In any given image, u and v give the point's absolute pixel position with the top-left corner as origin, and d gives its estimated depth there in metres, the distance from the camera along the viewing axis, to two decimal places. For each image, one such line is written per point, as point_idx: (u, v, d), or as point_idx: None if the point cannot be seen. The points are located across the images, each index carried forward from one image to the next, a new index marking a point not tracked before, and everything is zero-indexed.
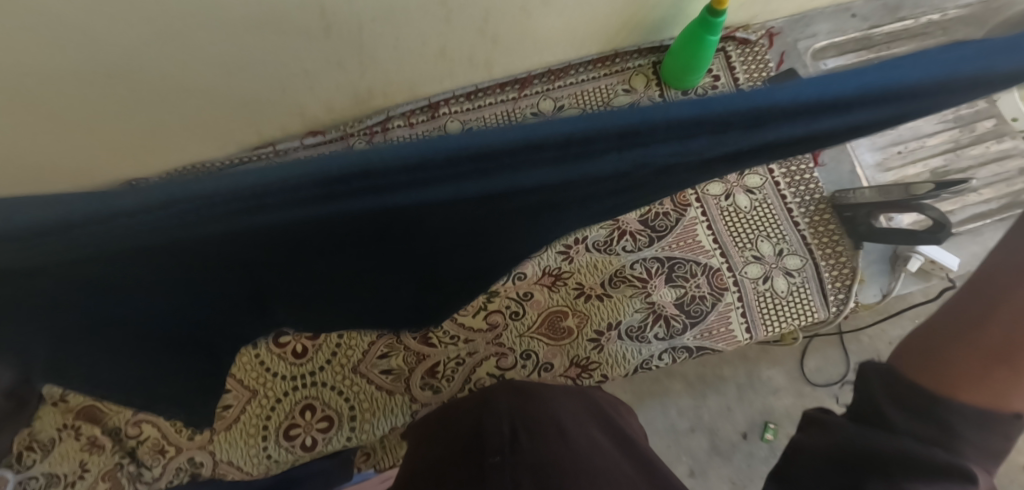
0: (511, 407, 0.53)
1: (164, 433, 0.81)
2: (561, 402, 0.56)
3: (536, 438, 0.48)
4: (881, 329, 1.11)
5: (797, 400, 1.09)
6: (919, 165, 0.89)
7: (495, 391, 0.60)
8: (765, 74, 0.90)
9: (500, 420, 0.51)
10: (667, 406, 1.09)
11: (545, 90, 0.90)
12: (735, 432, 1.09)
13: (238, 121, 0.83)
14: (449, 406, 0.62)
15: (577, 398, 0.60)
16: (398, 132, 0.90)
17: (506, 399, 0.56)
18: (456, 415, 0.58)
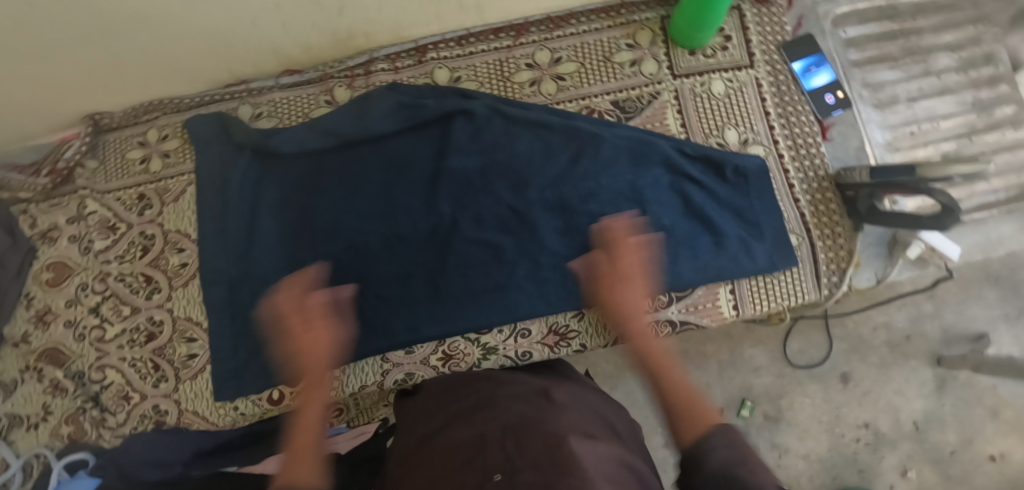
0: (512, 415, 0.50)
1: (127, 380, 0.79)
2: (563, 409, 0.54)
3: (540, 449, 0.43)
4: (867, 315, 1.10)
5: (778, 380, 1.08)
6: (930, 147, 0.84)
7: (489, 400, 0.56)
8: (779, 38, 0.83)
9: (499, 432, 0.47)
10: (648, 378, 1.09)
11: (542, 40, 0.83)
12: (714, 407, 1.08)
13: (208, 55, 0.77)
14: (442, 416, 0.58)
15: (572, 402, 0.57)
16: (382, 76, 0.82)
17: (506, 406, 0.53)
18: (452, 425, 0.53)
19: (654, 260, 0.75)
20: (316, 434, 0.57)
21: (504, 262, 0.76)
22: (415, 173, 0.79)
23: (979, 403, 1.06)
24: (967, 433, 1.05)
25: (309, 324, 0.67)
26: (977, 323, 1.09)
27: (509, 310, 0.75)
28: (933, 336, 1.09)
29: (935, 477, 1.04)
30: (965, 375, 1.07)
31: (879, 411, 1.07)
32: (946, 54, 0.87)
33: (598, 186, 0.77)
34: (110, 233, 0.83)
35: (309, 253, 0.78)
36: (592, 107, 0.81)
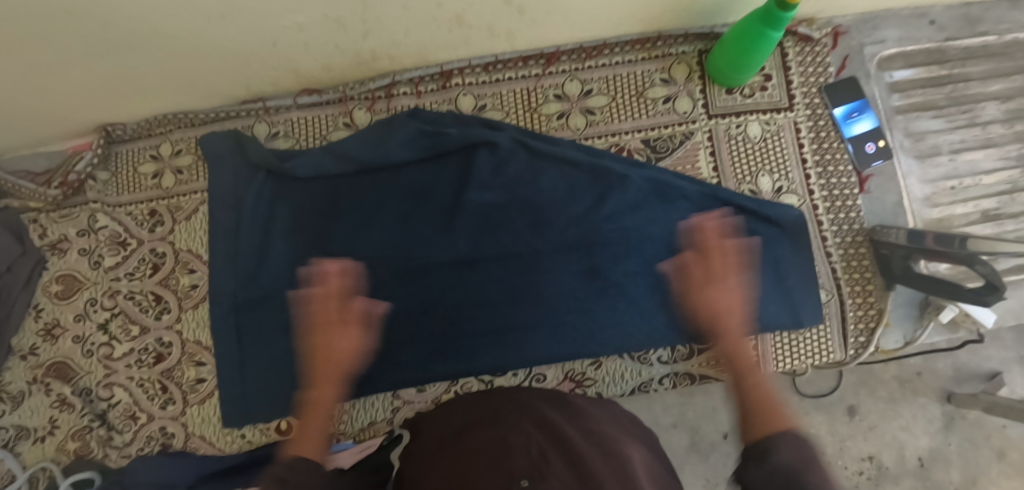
0: (537, 420, 0.47)
1: (135, 400, 0.79)
2: (588, 422, 0.51)
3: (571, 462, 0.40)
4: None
5: None
6: (969, 204, 0.81)
7: (510, 403, 0.53)
8: (821, 80, 0.79)
9: (526, 435, 0.44)
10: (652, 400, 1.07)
11: (573, 70, 0.79)
12: None
13: (226, 71, 0.74)
14: (458, 415, 0.55)
15: (596, 415, 0.54)
16: (404, 100, 0.80)
17: (532, 413, 0.50)
18: (471, 424, 0.50)
19: (674, 308, 0.73)
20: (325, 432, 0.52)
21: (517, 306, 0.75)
22: (434, 203, 0.77)
23: (986, 444, 1.05)
24: (970, 472, 1.04)
25: (341, 308, 0.62)
26: (989, 362, 1.07)
27: (518, 356, 0.74)
28: (945, 373, 1.07)
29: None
30: (974, 414, 1.05)
31: (883, 445, 1.05)
32: (994, 105, 0.83)
33: (620, 230, 0.74)
34: (120, 249, 0.81)
35: (321, 282, 0.76)
36: (621, 145, 0.78)
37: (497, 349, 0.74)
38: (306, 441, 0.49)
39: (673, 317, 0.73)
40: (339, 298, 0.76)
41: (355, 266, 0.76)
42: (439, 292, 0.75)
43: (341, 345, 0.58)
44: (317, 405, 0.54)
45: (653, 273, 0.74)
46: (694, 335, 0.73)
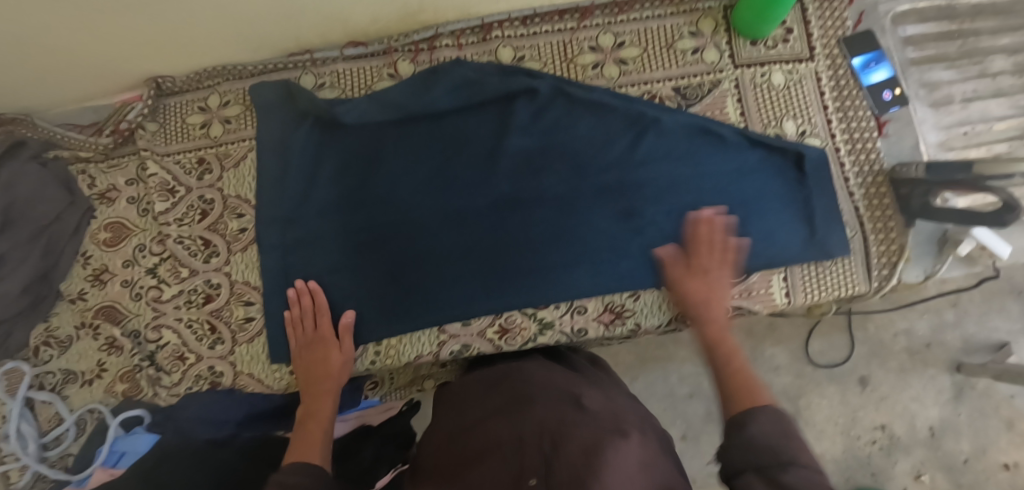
0: (550, 412, 0.51)
1: (183, 341, 0.81)
2: (595, 407, 0.55)
3: (576, 446, 0.44)
4: (890, 320, 1.14)
5: (796, 380, 1.13)
6: (982, 147, 0.85)
7: (523, 394, 0.58)
8: (840, 32, 0.84)
9: (535, 429, 0.48)
10: (670, 370, 1.12)
11: (606, 23, 0.83)
12: None
13: (279, 22, 0.77)
14: (482, 407, 0.60)
15: (608, 402, 0.59)
16: (446, 52, 0.83)
17: (545, 405, 0.54)
18: (489, 419, 0.55)
19: (708, 243, 0.77)
20: (326, 427, 0.62)
21: (557, 242, 0.78)
22: (474, 151, 0.81)
23: (995, 414, 1.09)
24: (980, 443, 1.08)
25: (315, 322, 0.76)
26: (995, 333, 1.11)
27: (561, 291, 0.77)
28: (953, 345, 1.12)
29: (948, 485, 1.08)
30: (983, 385, 1.10)
31: (896, 415, 1.11)
32: (1003, 57, 0.88)
33: (654, 171, 0.79)
34: (169, 196, 0.83)
35: (368, 224, 0.80)
36: (653, 93, 0.81)
37: (540, 284, 0.77)
38: (306, 450, 0.56)
39: (709, 249, 0.77)
40: (384, 239, 0.79)
41: (402, 208, 0.80)
42: (484, 231, 0.79)
43: (336, 361, 0.72)
44: (310, 441, 0.58)
45: (686, 212, 0.78)
46: (729, 266, 0.77)
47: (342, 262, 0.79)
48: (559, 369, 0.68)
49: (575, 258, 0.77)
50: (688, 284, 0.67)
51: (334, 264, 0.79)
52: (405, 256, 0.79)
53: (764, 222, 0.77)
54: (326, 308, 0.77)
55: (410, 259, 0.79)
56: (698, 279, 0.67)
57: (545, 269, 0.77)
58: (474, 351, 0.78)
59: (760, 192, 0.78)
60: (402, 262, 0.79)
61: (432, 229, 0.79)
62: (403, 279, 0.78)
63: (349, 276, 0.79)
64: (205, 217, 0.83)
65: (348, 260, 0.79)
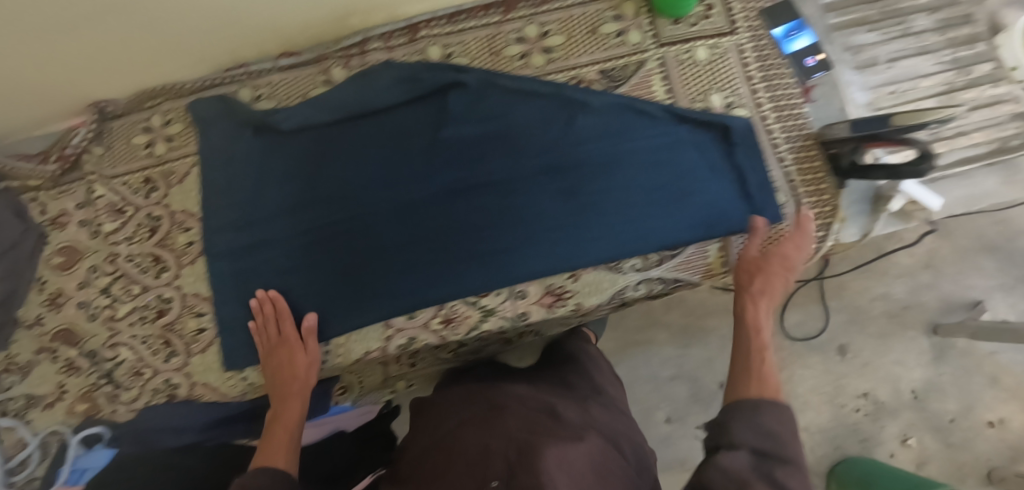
0: (522, 429, 0.53)
1: (139, 357, 0.82)
2: (568, 422, 0.57)
3: (540, 460, 0.46)
4: (866, 287, 1.27)
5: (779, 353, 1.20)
6: (910, 104, 0.86)
7: (501, 410, 0.59)
8: (760, 4, 0.86)
9: (504, 444, 0.50)
10: (650, 355, 1.17)
11: (531, 14, 0.85)
12: (716, 382, 1.16)
13: (210, 37, 0.79)
14: (460, 419, 0.61)
15: (581, 416, 0.60)
16: (377, 55, 0.85)
17: (512, 414, 0.57)
18: (466, 431, 0.56)
19: (647, 217, 0.78)
20: (293, 431, 0.63)
21: (499, 227, 0.78)
22: (418, 144, 0.80)
23: (978, 371, 1.22)
24: (968, 402, 1.20)
25: (281, 327, 0.76)
26: (975, 291, 1.27)
27: (505, 276, 0.77)
28: (931, 305, 1.26)
29: (936, 444, 1.19)
30: (962, 344, 1.23)
31: (880, 380, 1.23)
32: (925, 16, 0.89)
33: (589, 151, 0.79)
34: (118, 216, 0.85)
35: (311, 225, 0.80)
36: (580, 78, 0.83)
37: (484, 270, 0.77)
38: (273, 457, 0.57)
39: (647, 223, 0.78)
40: (328, 238, 0.79)
41: (343, 206, 0.80)
42: (427, 222, 0.79)
43: (299, 363, 0.73)
44: (276, 448, 0.58)
45: (625, 189, 0.79)
46: (670, 238, 0.78)
47: (288, 265, 0.79)
48: (536, 383, 0.71)
49: (517, 242, 0.78)
50: (782, 259, 0.70)
51: (279, 268, 0.79)
52: (349, 254, 0.79)
53: (699, 193, 0.79)
54: (290, 316, 0.76)
55: (354, 256, 0.79)
56: (776, 266, 0.69)
57: (488, 255, 0.77)
58: (421, 343, 0.79)
59: (693, 164, 0.79)
60: (347, 259, 0.79)
61: (374, 225, 0.79)
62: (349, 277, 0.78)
63: (295, 278, 0.79)
64: (153, 234, 0.84)
65: (293, 262, 0.79)
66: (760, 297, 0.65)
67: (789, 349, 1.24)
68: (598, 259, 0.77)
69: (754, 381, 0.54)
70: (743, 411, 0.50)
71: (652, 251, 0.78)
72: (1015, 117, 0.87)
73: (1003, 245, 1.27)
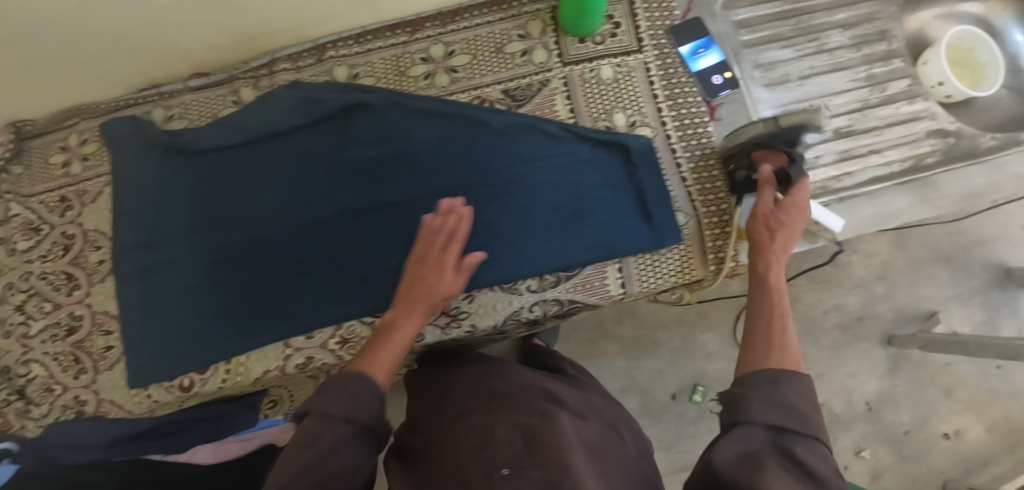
0: (525, 414, 0.59)
1: (50, 373, 0.83)
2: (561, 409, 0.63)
3: (545, 448, 0.52)
4: (819, 298, 1.25)
5: (729, 365, 1.22)
6: (822, 123, 0.85)
7: (505, 395, 0.65)
8: (667, 22, 0.86)
9: (510, 427, 0.56)
10: (601, 367, 1.22)
11: (436, 34, 0.86)
12: (667, 394, 1.21)
13: (116, 61, 0.80)
14: (464, 400, 0.67)
15: (571, 403, 0.66)
16: (285, 75, 0.86)
17: (519, 401, 0.63)
18: (475, 412, 0.62)
19: (542, 239, 0.78)
20: (399, 354, 0.65)
21: (398, 248, 0.79)
22: (319, 164, 0.81)
23: (933, 382, 1.21)
24: (921, 413, 1.20)
25: (446, 243, 0.72)
26: (929, 303, 1.25)
27: (400, 297, 0.78)
28: (885, 317, 1.24)
29: (890, 456, 1.18)
30: (917, 356, 1.22)
31: (832, 393, 1.21)
32: (840, 32, 0.89)
33: (488, 171, 0.79)
34: (33, 234, 0.86)
35: (215, 245, 0.81)
36: (483, 97, 0.83)
37: (381, 290, 0.78)
38: (373, 365, 0.61)
39: (542, 245, 0.78)
40: (232, 258, 0.80)
41: (245, 228, 0.81)
42: (327, 242, 0.80)
43: (446, 289, 0.70)
44: (379, 365, 0.62)
45: (522, 208, 0.79)
46: (565, 259, 0.77)
47: (191, 285, 0.80)
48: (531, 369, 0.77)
49: (415, 263, 0.79)
50: (782, 231, 0.66)
51: (183, 288, 0.81)
52: (251, 274, 0.80)
53: (596, 213, 0.79)
54: (466, 236, 0.72)
55: (256, 276, 0.80)
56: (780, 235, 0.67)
57: (386, 275, 0.79)
58: (319, 363, 0.80)
59: (591, 184, 0.79)
60: (249, 279, 0.80)
61: (276, 245, 0.80)
62: (250, 297, 0.80)
63: (199, 298, 0.80)
64: (67, 252, 0.86)
65: (196, 282, 0.81)
66: (767, 279, 0.63)
67: (736, 362, 1.22)
68: (491, 281, 0.77)
69: (772, 353, 0.55)
70: (762, 389, 0.50)
71: (547, 273, 0.78)
72: (930, 134, 0.85)
73: (957, 255, 1.26)
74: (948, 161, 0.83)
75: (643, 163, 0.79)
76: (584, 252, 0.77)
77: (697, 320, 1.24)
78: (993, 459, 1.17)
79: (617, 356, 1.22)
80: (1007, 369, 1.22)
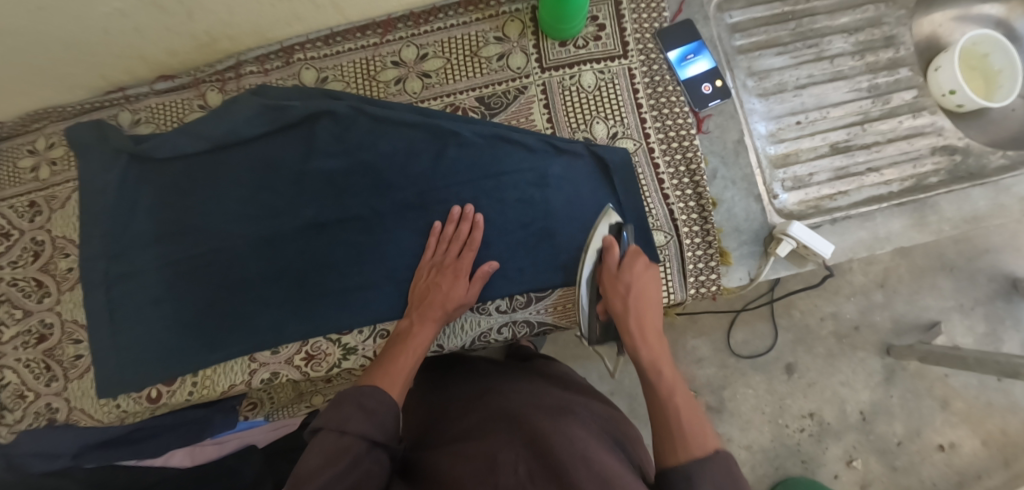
0: (527, 430, 0.50)
1: (22, 380, 0.83)
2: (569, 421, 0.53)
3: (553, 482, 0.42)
4: (816, 306, 1.20)
5: (719, 371, 1.19)
6: (817, 136, 0.83)
7: (505, 410, 0.56)
8: (655, 25, 0.80)
9: (512, 451, 0.47)
10: (588, 371, 1.19)
11: (409, 36, 0.82)
12: None
13: (75, 64, 0.77)
14: (462, 419, 0.59)
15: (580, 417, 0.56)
16: (252, 79, 0.84)
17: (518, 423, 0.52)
18: (473, 433, 0.54)
19: (511, 258, 0.75)
20: (417, 360, 0.65)
21: (363, 263, 0.77)
22: (285, 173, 0.78)
23: (928, 394, 1.17)
24: (915, 425, 1.16)
25: (460, 251, 0.74)
26: (930, 312, 1.19)
27: (366, 315, 0.76)
28: (883, 326, 1.19)
29: (880, 467, 1.15)
30: (914, 366, 1.17)
31: (825, 402, 1.17)
32: (842, 38, 0.85)
33: (458, 185, 0.76)
34: (3, 240, 0.85)
35: (179, 255, 0.79)
36: (457, 105, 0.80)
37: (345, 307, 0.76)
38: (379, 376, 0.59)
39: (510, 265, 0.75)
40: (196, 269, 0.79)
41: (209, 238, 0.79)
42: (291, 256, 0.78)
43: (460, 299, 0.71)
44: (394, 375, 0.60)
45: (492, 225, 0.76)
46: (535, 279, 0.75)
47: (156, 295, 0.79)
48: (534, 380, 0.67)
49: (382, 279, 0.76)
50: (634, 298, 0.66)
51: (147, 298, 0.79)
52: (215, 286, 0.78)
53: (571, 231, 0.75)
54: (478, 244, 0.74)
55: (221, 288, 0.78)
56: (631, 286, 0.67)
57: (351, 292, 0.76)
58: (285, 378, 0.79)
59: (565, 200, 0.75)
60: (214, 292, 0.79)
61: (240, 258, 0.78)
62: (215, 309, 0.78)
63: (164, 309, 0.79)
64: (36, 259, 0.84)
65: (161, 293, 0.79)
66: (640, 332, 0.64)
67: (726, 368, 1.19)
68: None
69: (675, 447, 0.49)
70: (674, 487, 0.46)
71: (516, 293, 0.75)
72: (934, 150, 0.84)
73: (960, 264, 1.20)
74: (951, 181, 0.82)
75: (622, 178, 0.75)
76: (554, 273, 0.75)
77: (688, 326, 1.20)
78: (985, 472, 1.14)
79: (605, 361, 1.19)
80: (1008, 383, 1.17)
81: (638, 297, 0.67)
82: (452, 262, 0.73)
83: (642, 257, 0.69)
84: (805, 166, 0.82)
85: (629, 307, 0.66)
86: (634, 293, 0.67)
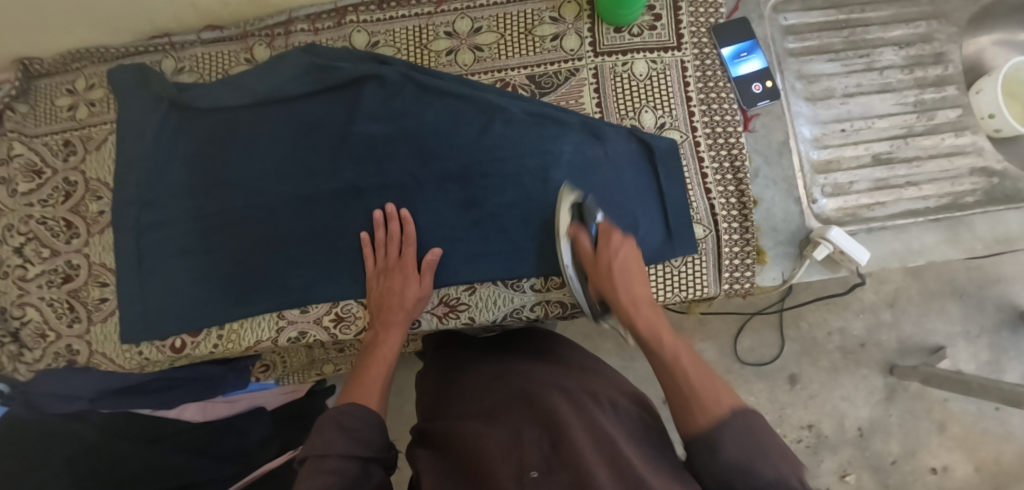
0: (550, 404, 0.48)
1: (44, 318, 0.81)
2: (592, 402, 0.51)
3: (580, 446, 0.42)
4: (825, 319, 1.21)
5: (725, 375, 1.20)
6: (859, 146, 0.83)
7: (525, 387, 0.54)
8: (711, 20, 0.80)
9: (534, 426, 0.46)
10: None
11: (464, 8, 0.82)
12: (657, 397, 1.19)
13: (127, 5, 0.77)
14: (481, 396, 0.57)
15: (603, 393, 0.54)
16: (301, 37, 0.83)
17: (541, 399, 0.50)
18: (494, 411, 0.52)
19: (550, 239, 0.75)
20: (388, 367, 0.65)
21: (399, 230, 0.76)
22: (328, 134, 0.78)
23: (927, 416, 1.18)
24: (911, 445, 1.17)
25: (400, 250, 0.74)
26: (938, 336, 1.20)
27: None
28: (889, 345, 1.20)
29: (872, 484, 1.16)
30: (915, 388, 1.19)
31: (825, 415, 1.19)
32: (894, 50, 0.86)
33: (503, 160, 0.76)
34: (35, 177, 0.84)
35: (212, 207, 0.79)
36: (507, 81, 0.80)
37: None
38: (355, 392, 0.59)
39: (548, 245, 0.75)
40: (229, 223, 0.78)
41: (243, 193, 0.78)
42: (326, 217, 0.77)
43: (414, 294, 0.72)
44: (367, 387, 0.60)
45: (532, 203, 0.76)
46: None
47: (187, 247, 0.79)
48: (554, 359, 0.66)
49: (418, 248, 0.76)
50: (619, 276, 0.66)
51: (178, 248, 0.79)
52: (246, 241, 0.78)
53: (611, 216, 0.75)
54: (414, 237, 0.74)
55: (252, 244, 0.78)
56: (614, 263, 0.67)
57: None
58: (312, 338, 0.79)
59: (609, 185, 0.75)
60: (244, 248, 0.78)
61: (274, 216, 0.78)
62: (246, 265, 0.78)
63: (193, 260, 0.79)
64: (67, 200, 0.83)
65: (191, 245, 0.79)
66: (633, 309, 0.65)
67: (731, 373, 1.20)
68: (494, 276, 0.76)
69: (693, 407, 0.51)
70: (702, 455, 0.47)
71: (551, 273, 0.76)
72: (972, 171, 0.84)
73: (971, 291, 1.21)
74: (986, 202, 0.82)
75: (668, 166, 0.75)
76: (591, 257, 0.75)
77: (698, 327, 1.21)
78: None
79: (613, 355, 1.19)
80: (1005, 412, 1.18)
81: (623, 271, 0.67)
82: (398, 265, 0.73)
83: (615, 232, 0.69)
84: (846, 174, 0.82)
85: (616, 288, 0.66)
86: (619, 276, 0.67)
